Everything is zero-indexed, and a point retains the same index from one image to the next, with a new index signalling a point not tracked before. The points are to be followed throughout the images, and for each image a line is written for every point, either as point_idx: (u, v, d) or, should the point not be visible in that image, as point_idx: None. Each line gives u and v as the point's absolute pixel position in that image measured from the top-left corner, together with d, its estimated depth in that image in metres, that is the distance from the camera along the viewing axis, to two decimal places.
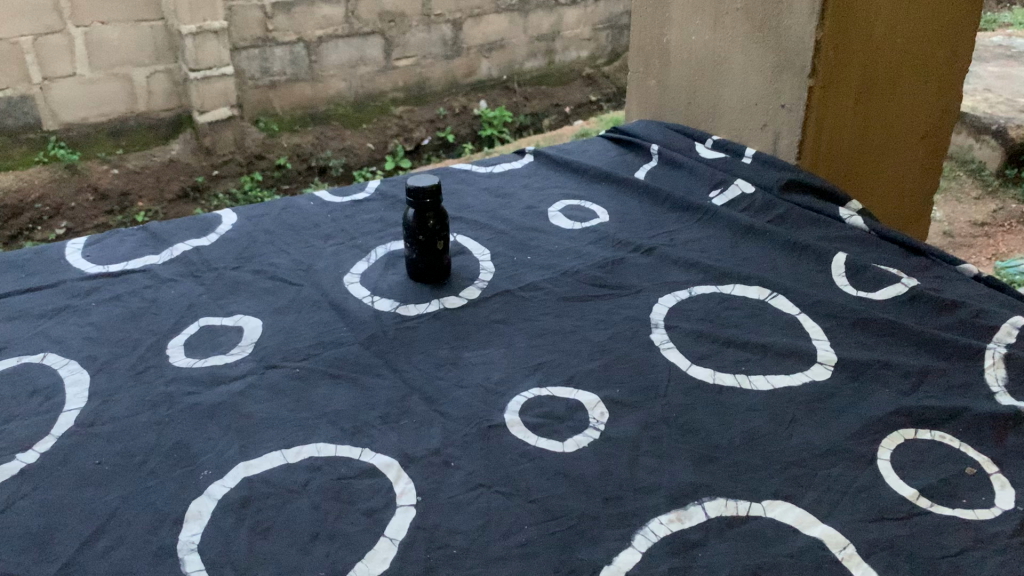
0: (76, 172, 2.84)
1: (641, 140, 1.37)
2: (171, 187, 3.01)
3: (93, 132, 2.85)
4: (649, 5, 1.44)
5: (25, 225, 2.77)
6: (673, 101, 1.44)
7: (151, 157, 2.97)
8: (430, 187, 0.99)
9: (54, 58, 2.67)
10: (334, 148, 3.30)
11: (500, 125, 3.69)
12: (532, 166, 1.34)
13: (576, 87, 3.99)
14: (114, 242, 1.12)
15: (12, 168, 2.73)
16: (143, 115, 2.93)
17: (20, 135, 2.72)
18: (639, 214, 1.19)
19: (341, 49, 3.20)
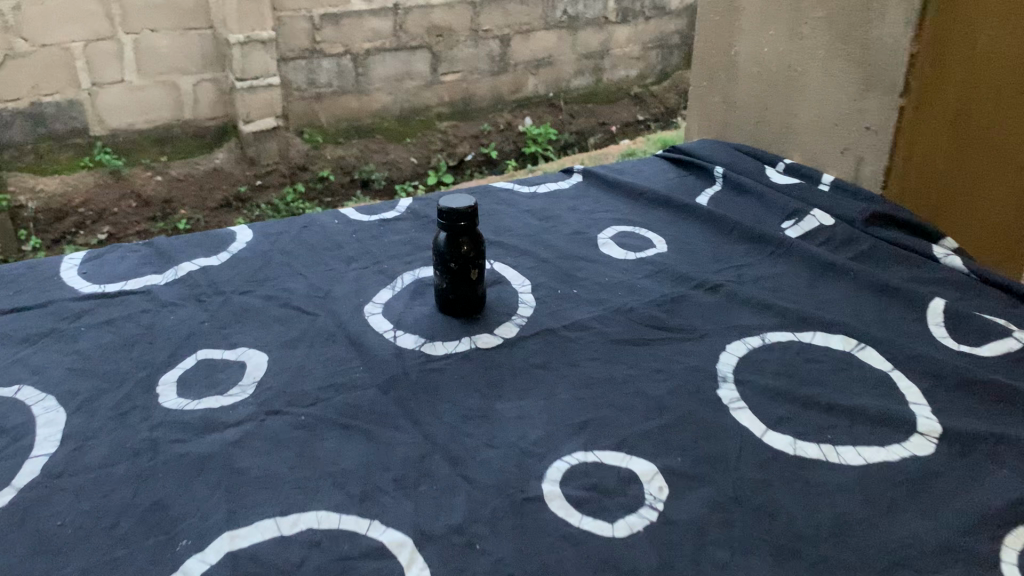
0: (121, 179, 2.75)
1: (702, 161, 1.24)
2: (213, 197, 2.90)
3: (139, 138, 2.79)
4: (716, 12, 1.30)
5: (68, 229, 2.71)
6: (739, 118, 1.30)
7: (195, 166, 2.87)
8: (466, 208, 0.86)
9: (104, 63, 2.61)
10: (378, 162, 3.19)
11: (544, 143, 3.55)
12: (581, 187, 1.21)
13: (623, 107, 3.85)
14: (115, 258, 1.01)
15: (59, 172, 2.67)
16: (189, 124, 2.86)
17: (67, 140, 2.67)
18: (701, 245, 1.05)
19: (387, 62, 3.10)
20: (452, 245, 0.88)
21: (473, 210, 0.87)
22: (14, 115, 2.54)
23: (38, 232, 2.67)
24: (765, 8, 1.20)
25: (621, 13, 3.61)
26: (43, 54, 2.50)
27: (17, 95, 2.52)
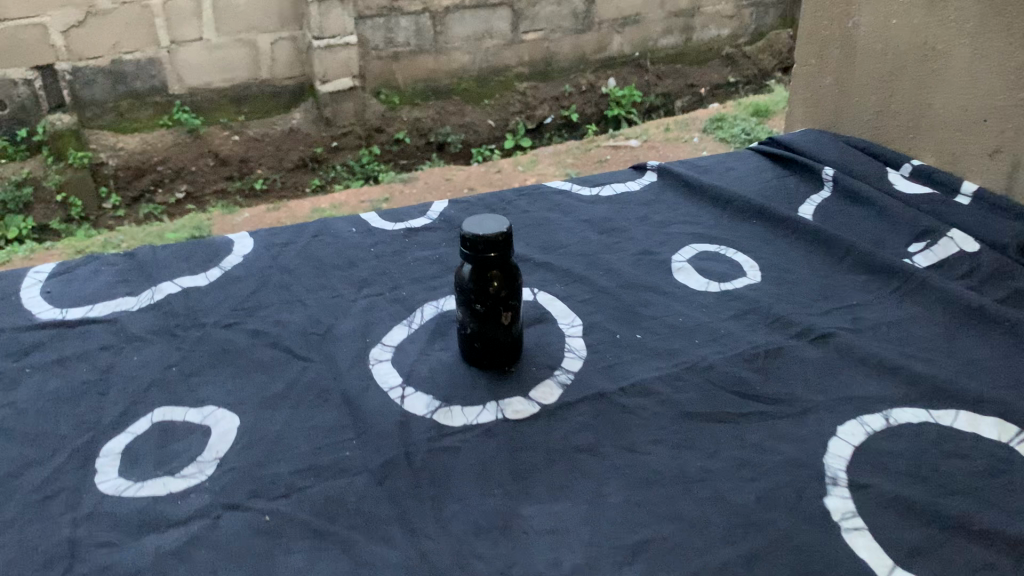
0: (198, 138, 2.58)
1: (806, 159, 1.00)
2: (290, 157, 2.68)
3: (217, 98, 2.57)
4: None
5: (146, 188, 2.55)
6: (849, 105, 1.06)
7: (272, 126, 2.65)
8: (496, 236, 0.65)
9: (181, 21, 2.41)
10: (454, 124, 2.86)
11: (628, 105, 3.13)
12: (655, 189, 0.99)
13: (711, 68, 3.34)
14: (88, 273, 0.85)
15: (139, 131, 2.51)
16: (266, 84, 2.61)
17: (147, 98, 2.49)
18: (805, 274, 0.82)
19: (466, 21, 2.73)
20: (478, 281, 0.68)
21: (506, 237, 0.66)
22: (95, 72, 2.39)
23: (117, 190, 2.53)
24: None
25: None
26: (125, 12, 2.34)
27: (97, 53, 2.37)
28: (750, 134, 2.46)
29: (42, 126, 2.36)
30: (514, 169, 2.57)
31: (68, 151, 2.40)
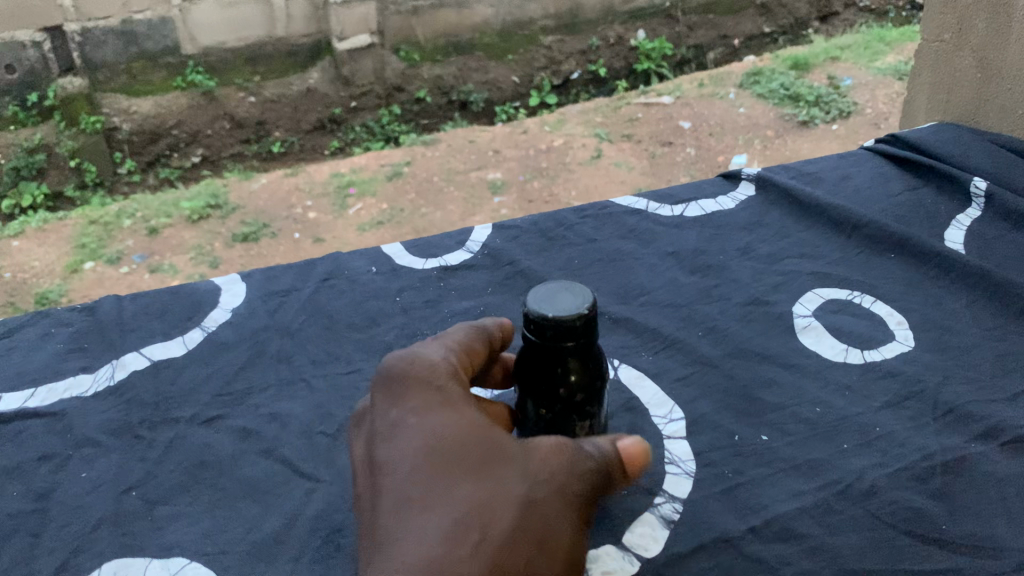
0: (213, 100, 2.30)
1: (946, 166, 0.79)
2: (308, 118, 2.41)
3: (233, 58, 2.27)
4: None
5: (161, 152, 2.30)
6: (996, 94, 0.84)
7: (289, 85, 2.36)
8: (569, 319, 0.45)
9: None
10: (477, 81, 2.50)
11: (659, 58, 2.65)
12: (755, 208, 0.78)
13: (747, 18, 2.75)
14: (32, 339, 0.66)
15: (153, 94, 2.24)
16: (283, 43, 2.30)
17: (160, 59, 2.21)
18: (976, 338, 0.62)
19: None
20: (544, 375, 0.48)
21: (588, 318, 0.46)
22: (106, 33, 2.12)
23: (133, 155, 2.29)
24: None
25: None
26: None
27: (107, 12, 2.10)
28: (789, 88, 2.29)
29: (51, 89, 2.10)
30: (541, 129, 2.31)
31: (80, 116, 2.16)
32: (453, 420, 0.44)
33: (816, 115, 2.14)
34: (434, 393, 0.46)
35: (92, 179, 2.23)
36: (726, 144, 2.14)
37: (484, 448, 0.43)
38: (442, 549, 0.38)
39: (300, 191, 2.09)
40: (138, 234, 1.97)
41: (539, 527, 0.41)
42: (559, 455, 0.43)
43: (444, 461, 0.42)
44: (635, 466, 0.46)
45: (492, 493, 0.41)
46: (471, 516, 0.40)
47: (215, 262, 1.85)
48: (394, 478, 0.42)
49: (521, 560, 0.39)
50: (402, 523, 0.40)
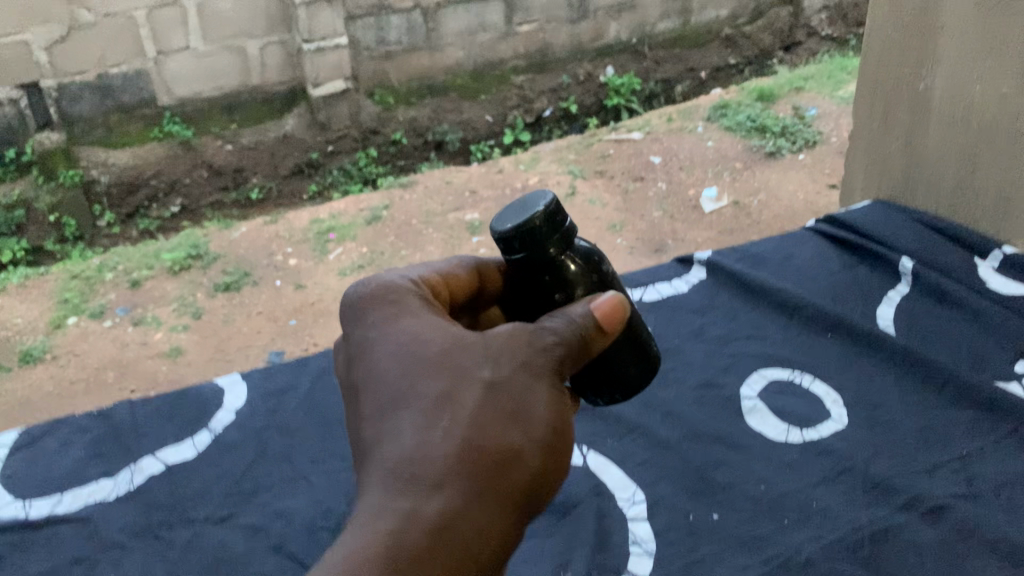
0: (191, 149, 2.26)
1: (878, 245, 0.88)
2: (285, 164, 2.36)
3: (208, 107, 2.23)
4: (895, 27, 0.90)
5: (140, 203, 2.25)
6: (923, 177, 0.92)
7: (265, 133, 2.32)
8: (528, 223, 0.52)
9: (169, 29, 2.10)
10: (452, 121, 2.49)
11: (629, 93, 2.68)
12: (706, 291, 0.86)
13: (713, 51, 2.81)
14: (55, 445, 0.72)
15: (130, 145, 2.20)
16: (259, 90, 2.27)
17: (136, 112, 2.17)
18: (902, 414, 0.70)
19: (461, 16, 2.36)
20: (539, 282, 0.55)
21: (552, 215, 0.53)
22: (82, 87, 2.09)
23: (112, 207, 2.23)
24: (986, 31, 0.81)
25: None
26: (108, 24, 2.03)
27: (82, 68, 2.07)
28: (756, 120, 2.39)
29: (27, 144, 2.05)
30: (516, 168, 2.39)
31: (58, 171, 2.11)
32: (420, 328, 0.52)
33: (783, 146, 2.22)
34: (398, 311, 0.53)
35: (73, 232, 2.18)
36: (696, 178, 2.22)
37: (451, 348, 0.50)
38: (421, 443, 0.46)
39: (280, 237, 2.09)
40: (120, 287, 1.93)
41: (509, 404, 0.48)
42: (525, 334, 0.50)
43: (417, 366, 0.49)
44: (611, 321, 0.50)
45: (459, 387, 0.48)
46: (446, 409, 0.47)
47: (198, 312, 1.82)
48: (373, 390, 0.49)
49: (497, 437, 0.47)
50: (385, 428, 0.48)
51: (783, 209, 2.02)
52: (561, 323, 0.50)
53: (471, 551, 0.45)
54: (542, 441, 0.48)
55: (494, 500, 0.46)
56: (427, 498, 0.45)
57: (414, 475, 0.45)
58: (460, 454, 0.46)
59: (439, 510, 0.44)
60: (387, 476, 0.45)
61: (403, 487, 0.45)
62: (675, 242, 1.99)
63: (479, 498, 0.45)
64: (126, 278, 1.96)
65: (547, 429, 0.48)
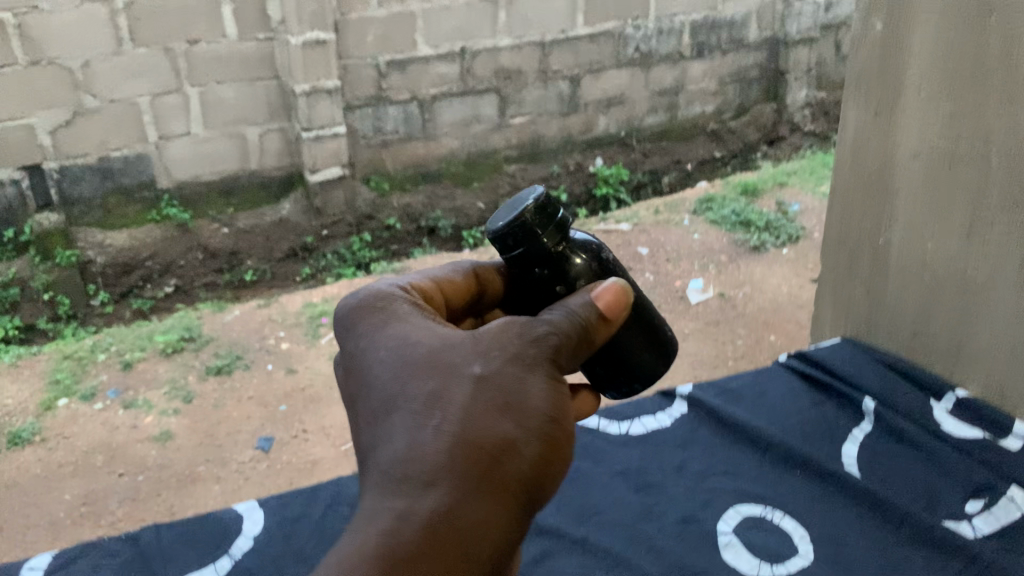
0: (187, 231, 2.83)
1: (842, 385, 0.96)
2: (280, 247, 2.96)
3: (206, 189, 2.82)
4: (857, 188, 1.01)
5: (135, 282, 2.80)
6: (884, 320, 1.01)
7: (261, 216, 2.92)
8: (522, 221, 0.73)
9: (168, 116, 2.66)
10: (445, 208, 3.12)
11: (617, 183, 3.40)
12: (687, 424, 0.94)
13: (700, 143, 3.62)
14: (86, 567, 0.78)
15: (126, 226, 2.74)
16: (258, 173, 2.87)
17: (135, 194, 2.72)
18: (863, 552, 0.77)
19: (454, 108, 3.01)
20: (540, 274, 0.77)
21: (543, 207, 0.74)
22: (82, 169, 2.61)
23: (106, 287, 2.77)
24: (932, 193, 0.91)
25: (697, 47, 3.38)
26: (113, 108, 2.58)
27: (86, 149, 2.60)
28: (739, 215, 3.10)
29: (27, 225, 2.56)
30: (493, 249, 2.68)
31: (54, 250, 2.63)
32: (420, 337, 0.70)
33: (767, 241, 2.88)
34: (398, 324, 0.72)
35: (66, 311, 2.70)
36: (684, 271, 2.84)
37: (438, 354, 0.67)
38: (417, 442, 0.63)
39: (268, 321, 2.58)
40: (113, 368, 2.35)
41: (495, 400, 0.64)
42: (510, 339, 0.66)
43: (417, 373, 0.66)
44: (604, 307, 0.69)
45: (450, 391, 0.64)
46: (437, 410, 0.63)
47: (188, 397, 2.20)
48: (380, 397, 0.67)
49: (485, 431, 0.63)
50: (390, 428, 0.65)
51: (767, 300, 2.59)
52: (560, 316, 0.67)
53: (461, 530, 0.61)
54: (525, 427, 0.64)
55: (483, 485, 0.62)
56: (424, 492, 0.61)
57: (410, 473, 0.61)
58: (450, 450, 0.62)
59: (432, 502, 0.61)
60: (388, 472, 0.62)
61: (403, 483, 0.61)
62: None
63: (468, 488, 0.61)
64: (119, 357, 2.40)
65: (527, 416, 0.64)
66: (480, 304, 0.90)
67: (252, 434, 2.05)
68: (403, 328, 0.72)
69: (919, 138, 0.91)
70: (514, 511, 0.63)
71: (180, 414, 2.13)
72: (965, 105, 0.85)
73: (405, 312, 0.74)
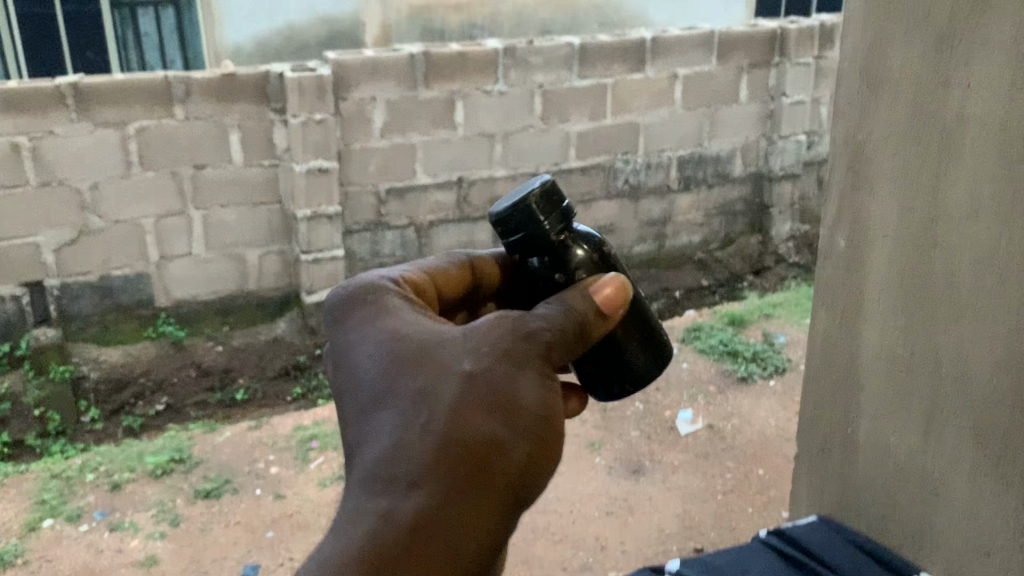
0: (182, 349, 3.50)
1: (817, 565, 1.05)
2: (273, 366, 3.60)
3: (203, 309, 3.51)
4: (827, 381, 1.12)
5: (128, 399, 3.40)
6: (854, 504, 1.10)
7: (256, 335, 3.61)
8: (531, 202, 1.12)
9: (174, 238, 3.36)
10: None
11: None
12: None
13: (687, 272, 4.43)
14: None
15: (123, 341, 3.42)
16: (255, 293, 3.57)
17: (134, 313, 3.41)
18: None
19: (450, 232, 3.79)
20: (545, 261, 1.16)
21: (547, 195, 1.13)
22: (82, 288, 3.29)
23: (97, 404, 3.36)
24: (891, 392, 1.02)
25: (683, 182, 4.25)
26: (114, 229, 3.25)
27: (88, 269, 3.28)
28: (726, 342, 3.44)
29: (26, 339, 3.21)
30: None
31: (50, 366, 3.24)
32: (421, 338, 1.05)
33: (756, 373, 3.18)
34: (397, 325, 1.08)
35: (55, 428, 3.24)
36: (674, 397, 3.08)
37: (427, 362, 1.01)
38: (412, 438, 0.96)
39: (261, 444, 2.90)
40: (101, 489, 2.68)
41: (478, 394, 0.97)
42: (491, 346, 1.00)
43: (417, 374, 1.00)
44: (600, 305, 1.08)
45: (440, 392, 0.98)
46: (428, 413, 0.97)
47: (175, 520, 2.49)
48: (387, 396, 1.01)
49: (468, 430, 0.96)
50: (389, 425, 0.99)
51: (756, 431, 2.84)
52: (549, 318, 1.03)
53: (445, 515, 0.94)
54: (500, 423, 0.97)
55: (465, 478, 0.95)
56: (412, 490, 0.94)
57: (404, 473, 0.95)
58: (437, 450, 0.95)
59: (418, 498, 0.94)
60: (385, 468, 0.96)
61: (399, 481, 0.95)
62: (653, 464, 2.69)
63: (453, 480, 0.94)
64: (108, 478, 2.73)
65: (498, 414, 0.97)
66: (478, 292, 1.34)
67: (238, 561, 2.32)
68: (404, 337, 1.06)
69: (878, 343, 1.03)
70: (492, 496, 0.96)
71: (165, 538, 2.42)
72: (915, 321, 0.97)
73: (392, 328, 1.08)
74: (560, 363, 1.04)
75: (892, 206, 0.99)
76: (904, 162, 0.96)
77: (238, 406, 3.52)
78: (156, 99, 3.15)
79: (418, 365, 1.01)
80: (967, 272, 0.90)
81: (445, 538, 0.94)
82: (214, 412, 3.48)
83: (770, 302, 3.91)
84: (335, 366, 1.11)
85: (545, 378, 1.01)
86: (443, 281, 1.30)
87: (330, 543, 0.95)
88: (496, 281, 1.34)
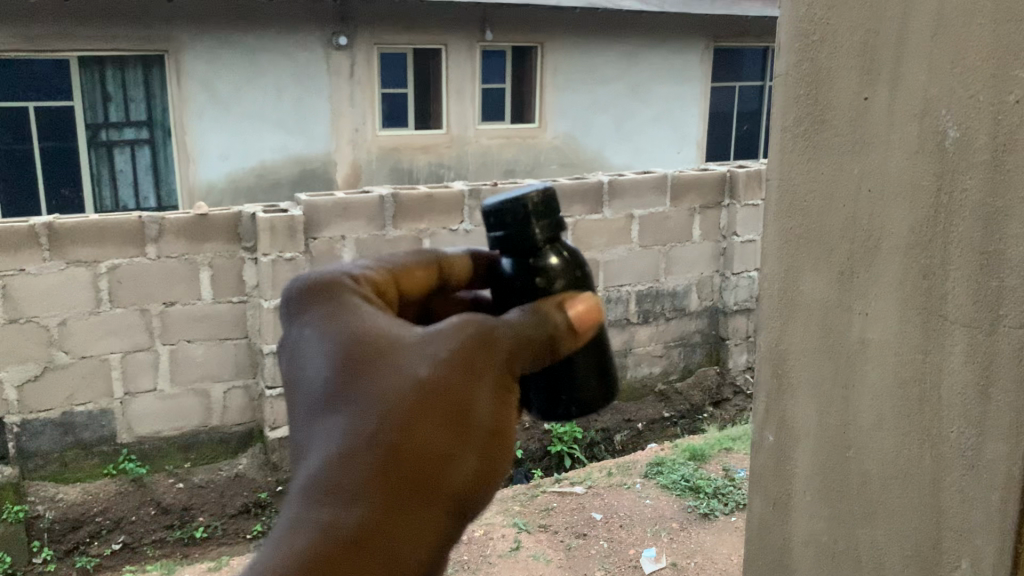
0: (142, 486, 3.48)
1: None
2: (234, 502, 3.60)
3: (165, 444, 3.53)
4: (767, 564, 1.28)
5: (82, 538, 3.39)
6: None
7: (218, 471, 3.61)
8: (529, 200, 1.29)
9: (139, 373, 3.43)
10: None
11: (570, 441, 4.19)
12: None
13: (648, 402, 4.54)
14: None
15: (81, 480, 3.41)
16: (217, 429, 3.60)
17: (94, 448, 3.42)
18: None
19: None
20: (529, 258, 1.31)
21: (543, 201, 1.31)
22: (44, 424, 3.33)
23: (50, 543, 3.35)
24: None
25: (642, 314, 4.42)
26: (81, 364, 3.33)
27: (53, 403, 3.33)
28: (687, 478, 3.54)
29: None
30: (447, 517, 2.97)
31: (6, 505, 3.27)
32: (377, 334, 1.10)
33: (718, 508, 3.26)
34: (356, 320, 1.14)
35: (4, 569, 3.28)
36: (637, 535, 3.15)
37: (384, 363, 1.06)
38: (365, 441, 1.01)
39: None
40: None
41: (434, 404, 1.04)
42: (449, 355, 1.07)
43: (372, 376, 1.05)
44: (576, 322, 1.18)
45: (396, 396, 1.04)
46: (383, 418, 1.02)
47: None
48: (342, 392, 1.06)
49: (421, 440, 1.02)
50: (343, 423, 1.03)
51: (717, 569, 2.90)
52: (513, 332, 1.12)
53: (391, 520, 1.01)
54: (451, 434, 1.04)
55: (415, 486, 1.02)
56: (364, 494, 1.00)
57: (356, 479, 1.00)
58: (390, 458, 1.01)
59: (370, 505, 1.00)
60: (335, 469, 1.01)
61: (350, 483, 1.00)
62: None
63: (403, 488, 1.01)
64: None
65: (451, 424, 1.04)
66: (447, 285, 1.46)
67: None
68: (361, 335, 1.10)
69: (808, 531, 1.19)
70: (438, 505, 1.04)
71: None
72: (838, 512, 1.13)
73: (349, 325, 1.12)
74: (519, 372, 1.13)
75: (812, 412, 1.17)
76: (819, 375, 1.15)
77: (197, 544, 3.52)
78: (128, 239, 3.30)
79: (376, 364, 1.06)
80: (877, 476, 1.06)
81: (391, 541, 1.00)
82: (171, 550, 3.50)
83: (729, 436, 4.02)
84: (292, 356, 1.16)
85: (500, 388, 1.10)
86: (410, 277, 1.40)
87: (273, 543, 1.01)
88: (462, 278, 1.46)
